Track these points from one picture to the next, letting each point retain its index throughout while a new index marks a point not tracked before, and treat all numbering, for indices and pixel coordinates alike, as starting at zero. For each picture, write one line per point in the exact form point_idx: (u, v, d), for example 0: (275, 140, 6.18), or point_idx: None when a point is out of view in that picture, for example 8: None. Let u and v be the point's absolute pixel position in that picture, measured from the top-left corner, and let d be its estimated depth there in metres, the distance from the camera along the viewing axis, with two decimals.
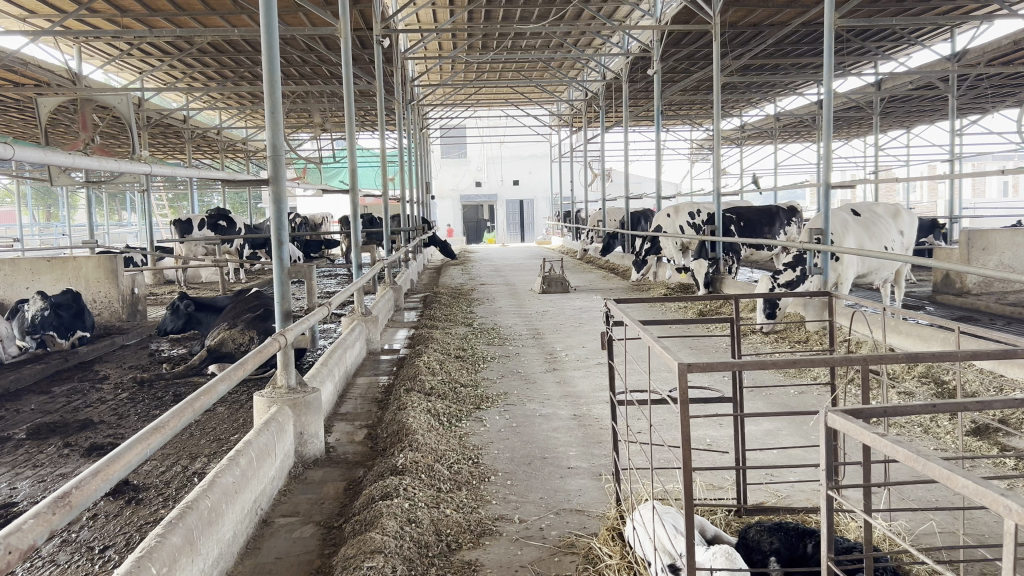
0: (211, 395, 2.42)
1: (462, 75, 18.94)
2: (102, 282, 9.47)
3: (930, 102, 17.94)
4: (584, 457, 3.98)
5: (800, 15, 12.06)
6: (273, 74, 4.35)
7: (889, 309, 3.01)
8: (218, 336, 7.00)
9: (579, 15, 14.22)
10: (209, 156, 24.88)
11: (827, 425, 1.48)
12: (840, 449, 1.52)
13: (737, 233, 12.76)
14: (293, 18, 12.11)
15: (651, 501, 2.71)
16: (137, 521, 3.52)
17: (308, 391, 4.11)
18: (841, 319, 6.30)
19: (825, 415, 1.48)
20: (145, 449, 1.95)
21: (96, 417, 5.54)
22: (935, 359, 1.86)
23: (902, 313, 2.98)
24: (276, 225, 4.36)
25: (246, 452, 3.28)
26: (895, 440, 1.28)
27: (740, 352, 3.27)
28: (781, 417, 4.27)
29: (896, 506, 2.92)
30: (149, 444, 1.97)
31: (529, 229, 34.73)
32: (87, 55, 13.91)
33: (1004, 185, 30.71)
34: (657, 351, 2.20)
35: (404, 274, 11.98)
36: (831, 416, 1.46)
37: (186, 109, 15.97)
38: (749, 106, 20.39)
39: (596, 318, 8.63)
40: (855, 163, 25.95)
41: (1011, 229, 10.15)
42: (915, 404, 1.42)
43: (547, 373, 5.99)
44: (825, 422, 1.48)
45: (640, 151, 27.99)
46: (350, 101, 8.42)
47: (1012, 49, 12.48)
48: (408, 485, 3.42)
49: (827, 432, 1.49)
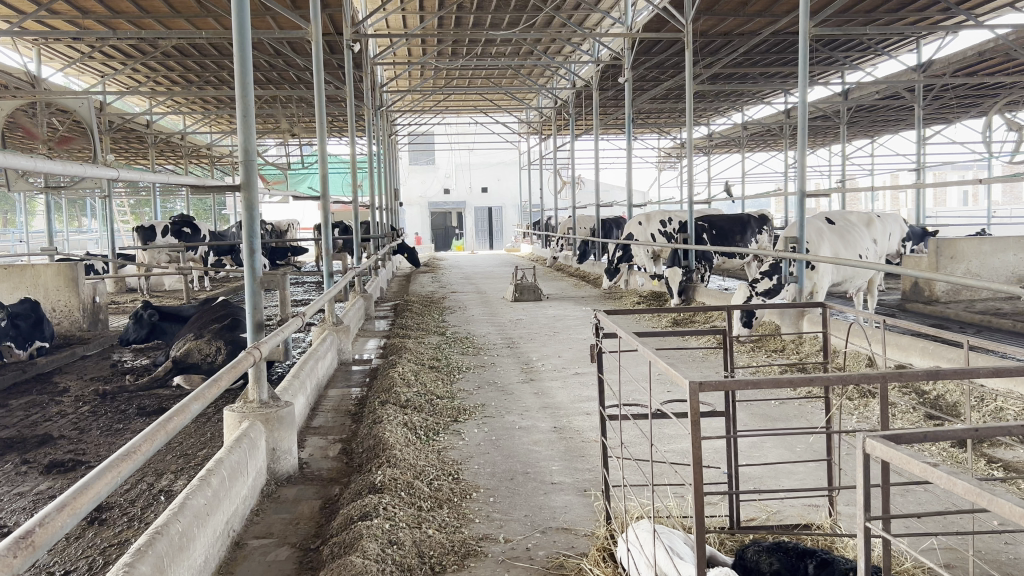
0: (184, 416, 2.25)
1: (430, 82, 18.82)
2: (62, 290, 9.17)
3: (894, 112, 18.21)
4: (568, 472, 3.88)
5: (770, 25, 12.11)
6: (244, 75, 4.20)
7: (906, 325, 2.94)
8: (184, 347, 6.77)
9: (549, 22, 14.17)
10: (173, 161, 24.46)
11: (865, 452, 1.38)
12: (876, 480, 1.42)
13: (708, 240, 12.83)
14: (260, 21, 11.91)
15: (646, 523, 2.61)
16: (101, 543, 3.34)
17: (280, 405, 3.95)
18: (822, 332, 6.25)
19: (863, 442, 1.38)
20: (115, 477, 1.79)
21: (55, 432, 5.32)
22: (958, 377, 1.77)
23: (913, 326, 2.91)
24: (248, 231, 4.19)
25: (218, 472, 3.12)
26: (951, 472, 1.16)
27: (733, 367, 3.20)
28: (764, 432, 4.24)
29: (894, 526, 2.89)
30: (120, 472, 1.82)
31: (497, 237, 34.75)
32: (47, 57, 13.57)
33: (964, 194, 31.46)
34: (660, 368, 2.10)
35: (374, 282, 11.84)
36: (869, 443, 1.36)
37: (148, 114, 15.65)
38: (717, 115, 20.55)
39: (571, 326, 8.58)
40: (820, 171, 26.29)
41: (977, 237, 10.26)
42: (958, 428, 1.33)
43: (523, 384, 5.86)
44: (864, 448, 1.37)
45: (610, 159, 28.07)
46: (321, 104, 8.15)
47: (976, 60, 12.67)
48: (388, 505, 3.28)
49: (865, 458, 1.39)
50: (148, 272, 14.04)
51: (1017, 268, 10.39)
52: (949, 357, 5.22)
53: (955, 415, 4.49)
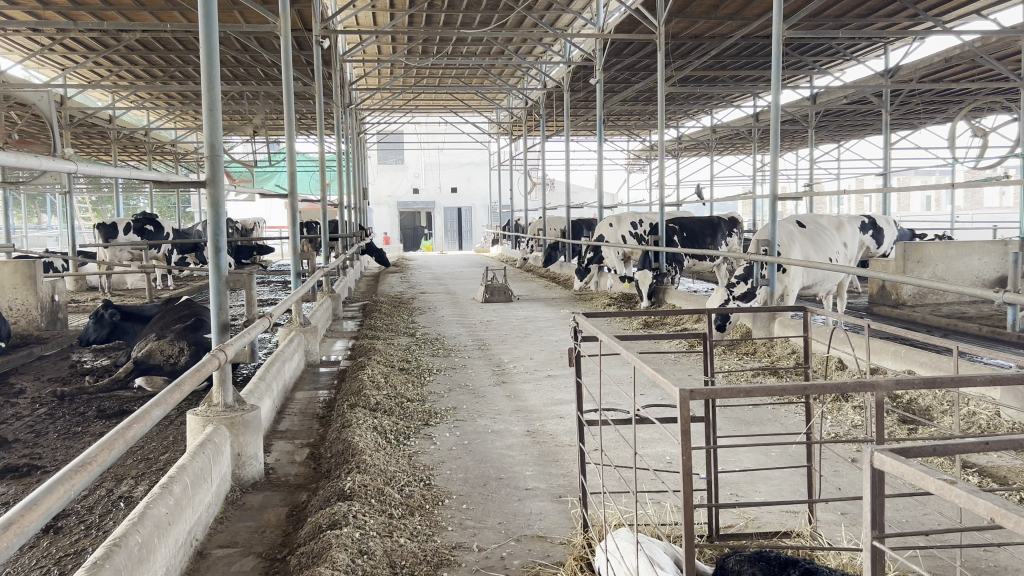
0: (143, 424, 2.11)
1: (401, 81, 18.64)
2: (18, 288, 8.93)
3: (863, 117, 18.40)
4: (542, 477, 3.80)
5: (741, 28, 12.14)
6: (211, 68, 4.05)
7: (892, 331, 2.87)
8: (146, 347, 6.64)
9: (522, 23, 14.12)
10: (136, 157, 23.99)
11: (874, 467, 1.33)
12: (884, 497, 1.37)
13: (679, 244, 12.85)
14: (227, 15, 11.71)
15: (626, 532, 2.53)
16: (56, 552, 3.23)
17: (245, 409, 3.84)
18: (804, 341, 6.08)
19: (872, 456, 1.34)
20: (69, 489, 1.64)
21: (10, 435, 5.14)
22: (956, 385, 1.72)
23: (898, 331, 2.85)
24: (213, 229, 4.03)
25: (180, 480, 2.99)
26: (970, 490, 1.10)
27: (713, 373, 3.13)
28: (739, 437, 4.19)
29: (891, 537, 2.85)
30: (75, 485, 1.67)
31: (466, 237, 34.64)
32: (7, 49, 13.25)
33: (927, 199, 32.12)
34: (646, 372, 2.02)
35: (342, 282, 11.68)
36: (878, 456, 1.32)
37: (111, 109, 15.38)
38: (686, 117, 20.66)
39: (542, 328, 8.50)
40: (788, 175, 26.57)
41: (944, 241, 10.33)
42: (971, 441, 1.29)
43: (495, 386, 5.78)
44: (873, 464, 1.33)
45: (581, 160, 28.09)
46: (290, 103, 7.91)
47: (943, 66, 12.83)
48: (358, 513, 3.17)
49: (874, 475, 1.34)
50: (108, 270, 13.72)
51: (983, 273, 10.46)
52: (922, 361, 5.20)
53: (930, 419, 4.46)
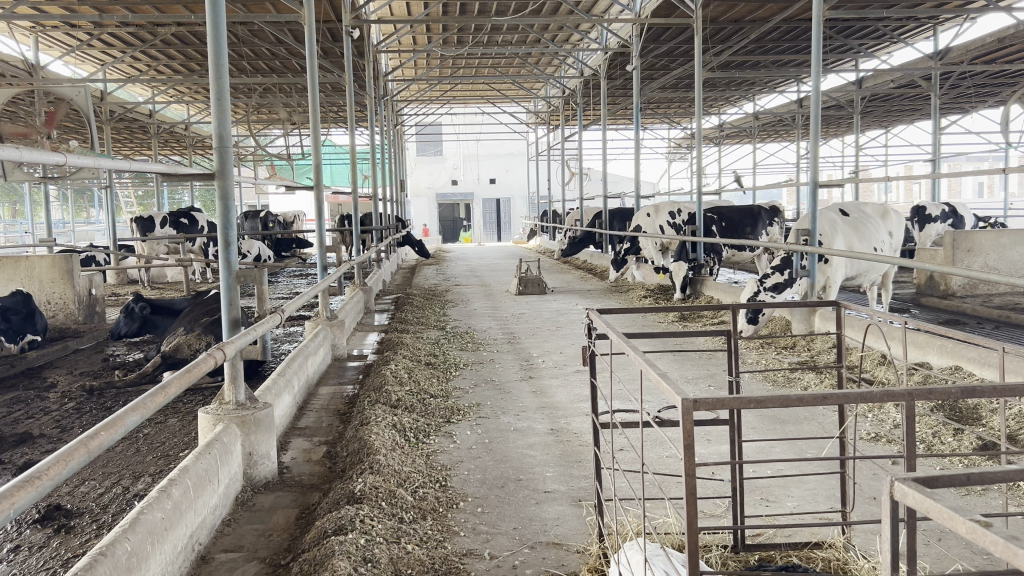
0: (113, 431, 2.00)
1: (437, 70, 18.54)
2: (56, 283, 8.99)
3: (910, 101, 17.88)
4: (563, 479, 3.64)
5: (783, 11, 11.77)
6: (219, 63, 3.94)
7: (926, 327, 2.67)
8: (174, 342, 6.60)
9: (556, 10, 13.92)
10: (178, 150, 24.24)
11: (895, 499, 1.18)
12: (904, 531, 1.22)
13: (718, 233, 12.58)
14: (258, 7, 11.70)
15: (641, 542, 2.35)
16: (64, 553, 3.15)
17: (257, 407, 3.73)
18: (853, 337, 5.77)
19: (893, 485, 1.18)
20: (9, 508, 1.49)
21: (36, 431, 5.11)
22: (999, 396, 1.52)
23: (933, 329, 2.65)
24: (222, 224, 3.91)
25: (181, 482, 2.89)
26: (1005, 536, 0.94)
27: (738, 372, 2.93)
28: (775, 441, 3.98)
29: (929, 549, 2.63)
30: (15, 503, 1.51)
31: (505, 228, 34.57)
32: (48, 45, 13.44)
33: (979, 186, 31.36)
34: (652, 376, 1.85)
35: (375, 274, 11.62)
36: (900, 488, 1.17)
37: (150, 102, 15.55)
38: (728, 104, 20.28)
39: (575, 321, 8.33)
40: (833, 163, 26.02)
41: (995, 230, 9.91)
42: (1004, 470, 1.14)
43: (522, 382, 5.63)
44: (893, 495, 1.18)
45: (619, 149, 27.88)
46: (315, 92, 7.74)
47: (996, 47, 12.32)
48: (366, 517, 3.04)
49: (894, 507, 1.19)
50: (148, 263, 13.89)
51: None
52: (970, 357, 4.93)
53: (977, 419, 4.19)
